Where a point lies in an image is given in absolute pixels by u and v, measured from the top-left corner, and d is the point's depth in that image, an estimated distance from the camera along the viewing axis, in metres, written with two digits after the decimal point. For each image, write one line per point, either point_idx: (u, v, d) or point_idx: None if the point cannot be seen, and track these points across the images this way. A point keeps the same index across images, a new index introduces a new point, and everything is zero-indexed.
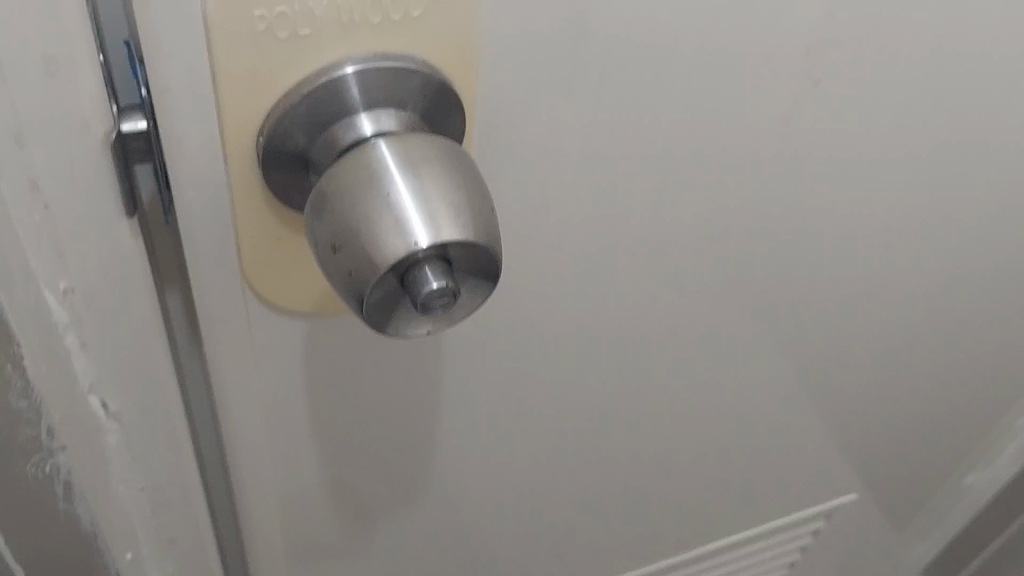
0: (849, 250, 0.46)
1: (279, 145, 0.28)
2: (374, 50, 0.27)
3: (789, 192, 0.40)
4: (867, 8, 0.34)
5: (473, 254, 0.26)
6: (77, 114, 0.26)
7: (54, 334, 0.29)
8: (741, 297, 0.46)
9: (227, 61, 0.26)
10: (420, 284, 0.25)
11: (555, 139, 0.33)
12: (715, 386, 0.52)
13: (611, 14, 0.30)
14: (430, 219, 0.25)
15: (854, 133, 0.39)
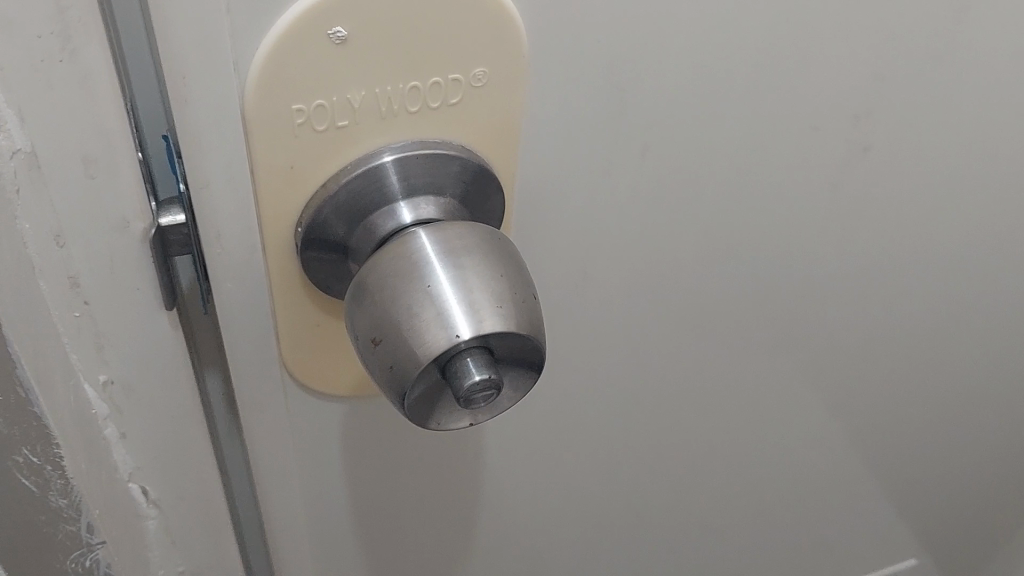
0: (895, 305, 0.45)
1: (317, 235, 0.27)
2: (412, 137, 0.27)
3: (835, 255, 0.40)
4: (912, 70, 0.33)
5: (515, 343, 0.25)
6: (117, 216, 0.25)
7: (93, 423, 0.30)
8: (789, 360, 0.45)
9: (265, 155, 0.25)
10: (462, 376, 0.24)
11: (596, 212, 0.33)
12: (764, 449, 0.51)
13: (653, 90, 0.30)
14: (473, 310, 0.24)
15: (901, 193, 0.39)
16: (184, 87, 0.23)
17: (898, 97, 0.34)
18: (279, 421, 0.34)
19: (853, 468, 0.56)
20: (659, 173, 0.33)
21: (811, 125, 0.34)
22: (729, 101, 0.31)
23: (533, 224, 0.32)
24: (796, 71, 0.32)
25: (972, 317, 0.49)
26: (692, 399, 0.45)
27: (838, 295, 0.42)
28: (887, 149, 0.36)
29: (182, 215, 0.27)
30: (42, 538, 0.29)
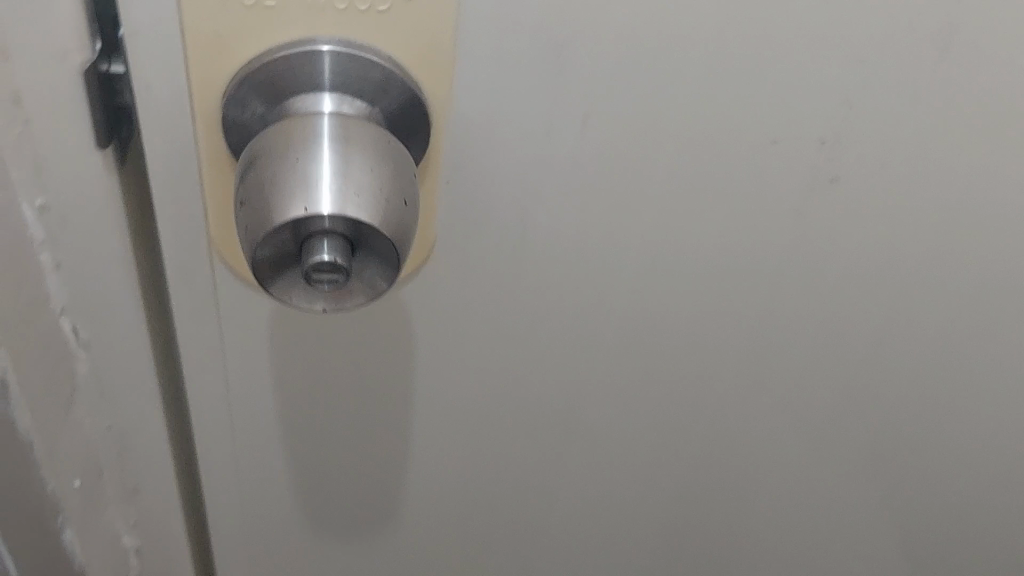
0: (875, 379, 0.43)
1: (238, 112, 0.29)
2: (340, 36, 0.29)
3: (800, 299, 0.39)
4: (886, 113, 0.33)
5: (375, 243, 0.27)
6: (54, 46, 0.28)
7: (26, 239, 0.33)
8: (748, 401, 0.44)
9: (192, 17, 0.28)
10: (313, 253, 0.26)
11: (535, 178, 0.34)
12: (720, 495, 0.49)
13: (593, 58, 0.31)
14: (339, 196, 0.26)
15: (879, 248, 0.37)
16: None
17: (870, 130, 0.33)
18: (203, 290, 0.37)
19: (825, 557, 0.53)
20: (602, 149, 0.33)
21: (769, 135, 0.33)
22: (679, 82, 0.32)
23: (465, 167, 0.33)
24: (750, 77, 0.31)
25: (974, 425, 0.45)
26: (638, 410, 0.44)
27: (807, 345, 0.41)
28: (860, 190, 0.35)
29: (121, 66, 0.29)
30: None
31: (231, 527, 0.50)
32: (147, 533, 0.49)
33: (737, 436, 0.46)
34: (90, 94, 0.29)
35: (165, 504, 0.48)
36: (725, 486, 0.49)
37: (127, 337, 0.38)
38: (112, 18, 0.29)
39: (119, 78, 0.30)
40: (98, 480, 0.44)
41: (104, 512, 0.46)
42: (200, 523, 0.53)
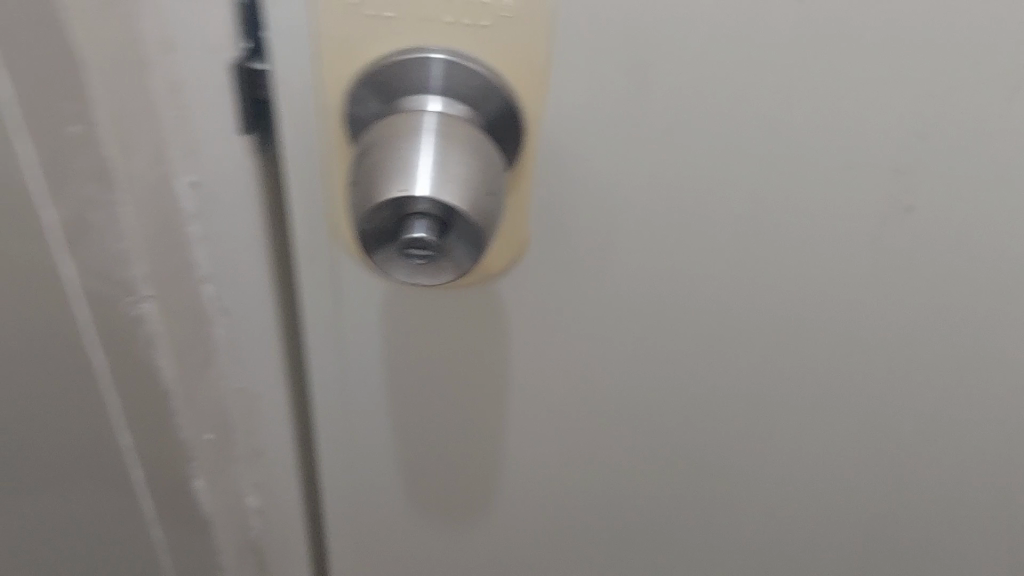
0: (953, 403, 0.44)
1: (358, 108, 0.34)
2: (448, 47, 0.32)
3: (877, 315, 0.40)
4: (958, 138, 0.34)
5: (465, 227, 0.30)
6: (211, 39, 0.34)
7: (178, 211, 0.39)
8: (828, 415, 0.45)
9: (324, 23, 0.32)
10: (411, 229, 0.30)
11: (621, 185, 0.37)
12: (802, 509, 0.51)
13: (673, 75, 0.33)
14: (437, 183, 0.29)
15: (953, 273, 0.38)
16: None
17: (942, 160, 0.35)
18: (323, 273, 0.41)
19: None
20: (683, 161, 0.36)
21: (844, 161, 0.35)
22: (757, 108, 0.34)
23: (557, 173, 0.37)
24: (824, 100, 0.34)
25: None
26: (718, 419, 0.46)
27: (883, 365, 0.43)
28: (935, 213, 0.36)
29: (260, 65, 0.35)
30: (110, 298, 0.39)
31: (340, 502, 0.54)
32: (264, 496, 0.55)
33: (815, 454, 0.47)
34: (235, 85, 0.35)
35: (281, 473, 0.53)
36: (803, 504, 0.50)
37: (258, 307, 0.44)
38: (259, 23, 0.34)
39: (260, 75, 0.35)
40: (225, 439, 0.50)
41: (229, 470, 0.51)
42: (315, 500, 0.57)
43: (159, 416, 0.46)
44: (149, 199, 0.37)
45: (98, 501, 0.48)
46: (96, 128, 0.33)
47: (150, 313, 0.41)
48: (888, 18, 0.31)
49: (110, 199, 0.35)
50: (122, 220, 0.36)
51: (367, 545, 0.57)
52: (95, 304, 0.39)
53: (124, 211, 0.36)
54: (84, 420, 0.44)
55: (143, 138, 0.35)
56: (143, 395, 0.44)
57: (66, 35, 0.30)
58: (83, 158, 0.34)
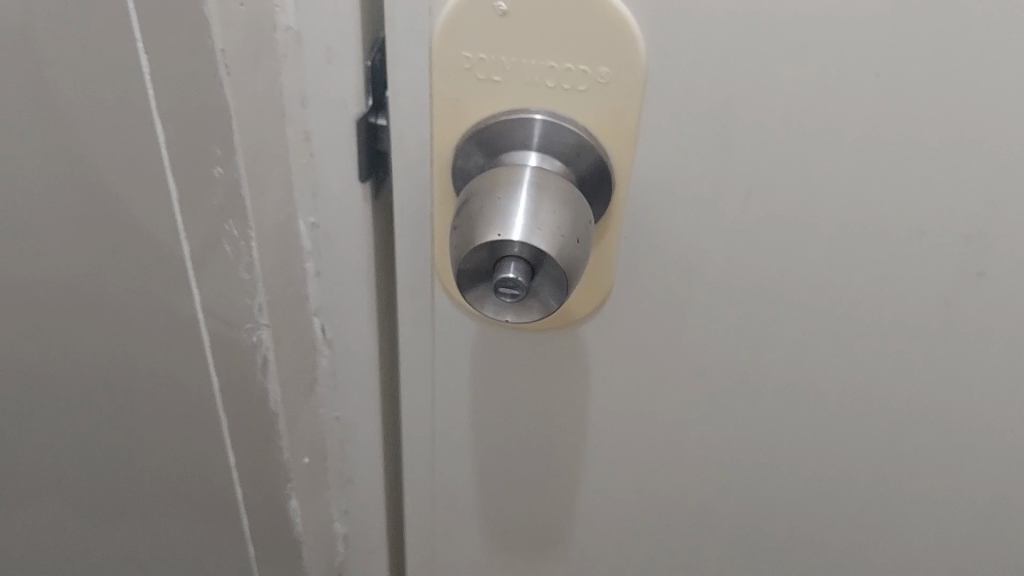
0: (1021, 470, 0.45)
1: (464, 160, 0.38)
2: (548, 108, 0.36)
3: (945, 379, 0.42)
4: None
5: (552, 271, 0.33)
6: (339, 96, 0.38)
7: (298, 251, 0.43)
8: (894, 473, 0.47)
9: (439, 84, 0.36)
10: (502, 270, 0.33)
11: (702, 242, 0.40)
12: (867, 563, 0.52)
13: (753, 144, 0.36)
14: (528, 229, 0.33)
15: (1022, 337, 0.40)
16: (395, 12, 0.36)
17: (1011, 232, 0.37)
18: (423, 307, 0.45)
19: None
20: (761, 222, 0.39)
21: (916, 227, 0.37)
22: (832, 175, 0.37)
23: (642, 226, 0.40)
24: (896, 172, 0.36)
25: None
26: (788, 467, 0.48)
27: (951, 422, 0.44)
28: (1003, 285, 0.38)
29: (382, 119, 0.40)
30: (233, 331, 0.43)
31: (424, 523, 0.58)
32: (354, 512, 0.59)
33: (883, 506, 0.49)
34: (358, 135, 0.39)
35: (371, 494, 0.57)
36: (869, 555, 0.52)
37: (361, 340, 0.48)
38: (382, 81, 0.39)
39: (380, 127, 0.40)
40: (322, 462, 0.54)
41: (322, 492, 0.55)
42: (398, 518, 0.61)
43: (263, 441, 0.49)
44: (273, 242, 0.41)
45: (212, 493, 0.54)
46: (234, 172, 0.37)
47: (266, 340, 0.43)
48: (961, 97, 0.34)
49: (240, 234, 0.39)
50: (249, 255, 0.40)
51: (447, 566, 0.61)
52: (216, 327, 0.44)
53: (251, 258, 0.40)
54: (194, 418, 0.49)
55: (274, 180, 0.39)
56: (252, 418, 0.48)
57: (218, 89, 0.34)
58: (221, 197, 0.38)
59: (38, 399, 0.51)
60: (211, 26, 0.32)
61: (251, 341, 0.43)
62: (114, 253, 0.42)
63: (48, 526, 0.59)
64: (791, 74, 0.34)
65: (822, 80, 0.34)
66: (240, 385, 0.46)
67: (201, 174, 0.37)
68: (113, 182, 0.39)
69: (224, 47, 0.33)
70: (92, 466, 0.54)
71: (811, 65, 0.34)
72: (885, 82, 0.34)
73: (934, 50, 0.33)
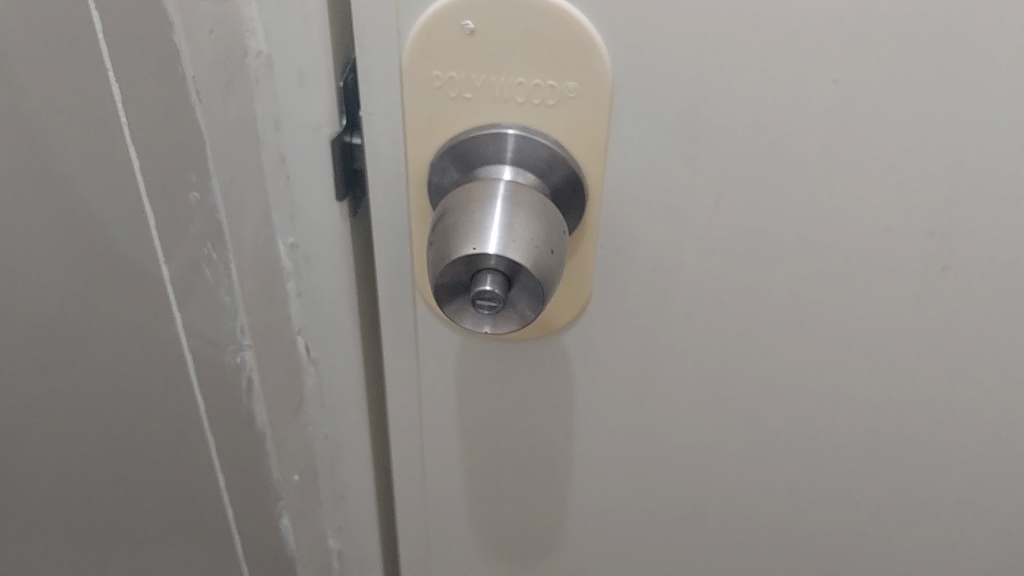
0: (1002, 460, 0.46)
1: (439, 176, 0.38)
2: (520, 123, 0.37)
3: (922, 373, 0.43)
4: (993, 209, 0.37)
5: (528, 283, 0.34)
6: (312, 119, 0.39)
7: (278, 271, 0.44)
8: (878, 467, 0.48)
9: (412, 102, 0.37)
10: (480, 282, 0.33)
11: (676, 248, 0.40)
12: (856, 557, 0.53)
13: (721, 150, 0.37)
14: (504, 241, 0.33)
15: (995, 328, 0.41)
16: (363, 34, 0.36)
17: (979, 225, 0.37)
18: (406, 323, 0.46)
19: None
20: (733, 227, 0.39)
21: (885, 225, 0.38)
22: (799, 177, 0.37)
23: (616, 234, 0.41)
24: (862, 173, 0.37)
25: None
26: (774, 467, 0.49)
27: (931, 416, 0.45)
28: (974, 278, 0.39)
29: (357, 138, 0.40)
30: (216, 356, 0.44)
31: (416, 536, 0.58)
32: (347, 529, 0.59)
33: (869, 501, 0.49)
34: (333, 156, 0.40)
35: (364, 511, 0.57)
36: (857, 548, 0.52)
37: (345, 358, 0.48)
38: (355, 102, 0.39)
39: (355, 147, 0.40)
40: (311, 479, 0.54)
41: (314, 509, 0.56)
42: (392, 533, 0.62)
43: (253, 462, 0.49)
44: (254, 264, 0.41)
45: (201, 516, 0.54)
46: (211, 196, 0.37)
47: (250, 361, 0.44)
48: (918, 97, 0.34)
49: (219, 257, 0.39)
50: (230, 278, 0.40)
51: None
52: (199, 349, 0.44)
53: (232, 283, 0.40)
54: (183, 442, 0.49)
55: (251, 203, 0.40)
56: (239, 440, 0.48)
57: (192, 116, 0.34)
58: (199, 221, 0.38)
59: (27, 431, 0.51)
60: (181, 55, 0.33)
61: (237, 363, 0.44)
62: (96, 281, 0.42)
63: (39, 558, 0.59)
64: (752, 82, 0.35)
65: (783, 87, 0.35)
66: (226, 406, 0.46)
67: (178, 200, 0.38)
68: (94, 213, 0.39)
69: (196, 75, 0.34)
70: (85, 496, 0.54)
71: (772, 71, 0.34)
72: (845, 86, 0.34)
73: (890, 53, 0.33)
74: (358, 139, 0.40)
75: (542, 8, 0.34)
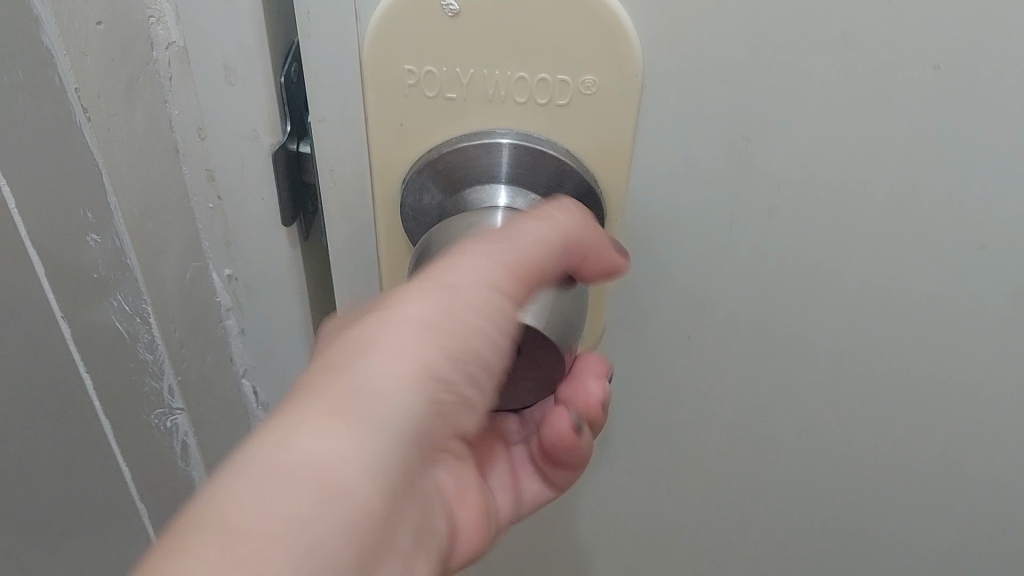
0: None
1: (415, 196, 0.30)
2: (520, 129, 0.28)
3: (1002, 405, 0.36)
4: None
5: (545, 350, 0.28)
6: (248, 127, 0.32)
7: (211, 299, 0.40)
8: (938, 505, 0.41)
9: (378, 106, 0.28)
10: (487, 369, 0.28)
11: (712, 266, 0.33)
12: None
13: (778, 150, 0.29)
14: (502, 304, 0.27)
15: None
16: (306, 20, 0.27)
17: None
18: None
19: None
20: (785, 243, 0.32)
21: (978, 240, 0.30)
22: (875, 184, 0.29)
23: (639, 252, 0.33)
24: (956, 176, 0.29)
25: None
26: (810, 501, 0.42)
27: (1008, 451, 0.38)
28: None
29: (304, 144, 0.33)
30: (136, 394, 0.39)
31: None
32: None
33: (923, 538, 0.43)
34: (276, 168, 0.33)
35: None
36: None
37: None
38: (299, 98, 0.32)
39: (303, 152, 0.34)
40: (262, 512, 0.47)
41: None
42: None
43: (176, 491, 0.44)
44: (175, 292, 0.37)
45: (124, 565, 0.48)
46: (104, 207, 0.32)
47: (178, 403, 0.40)
48: None
49: (123, 297, 0.36)
50: (143, 298, 0.35)
51: None
52: (114, 396, 0.39)
53: (142, 305, 0.36)
54: (110, 517, 0.44)
55: (165, 225, 0.35)
56: (170, 490, 0.43)
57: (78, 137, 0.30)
58: (93, 234, 0.33)
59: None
60: (56, 59, 0.28)
61: (155, 392, 0.39)
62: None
63: None
64: (824, 71, 0.27)
65: (868, 76, 0.27)
66: (151, 460, 0.42)
67: (69, 216, 0.32)
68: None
69: (79, 86, 0.29)
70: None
71: (852, 55, 0.26)
72: (946, 76, 0.27)
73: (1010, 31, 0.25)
74: (304, 147, 0.33)
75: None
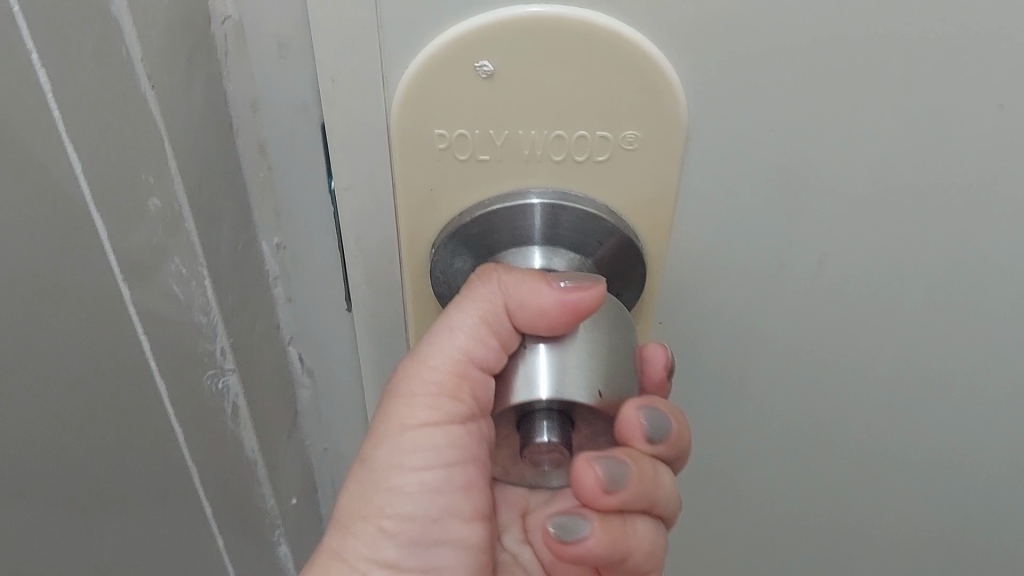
0: None
1: (447, 261, 0.28)
2: (556, 187, 0.27)
3: None
4: None
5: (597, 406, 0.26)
6: (299, 98, 0.33)
7: (264, 278, 0.40)
8: (982, 539, 0.40)
9: (407, 170, 0.27)
10: (535, 433, 0.27)
11: (755, 321, 0.31)
12: None
13: (833, 199, 0.28)
14: (557, 389, 0.26)
15: None
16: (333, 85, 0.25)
17: None
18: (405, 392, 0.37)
19: None
20: (832, 295, 0.30)
21: None
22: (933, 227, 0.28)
23: (675, 312, 0.31)
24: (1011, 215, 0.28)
25: None
26: (853, 548, 0.41)
27: None
28: None
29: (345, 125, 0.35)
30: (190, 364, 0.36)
31: None
32: None
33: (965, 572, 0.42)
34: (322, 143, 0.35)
35: None
36: None
37: None
38: None
39: None
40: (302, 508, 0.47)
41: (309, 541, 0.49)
42: None
43: (235, 475, 0.42)
44: (225, 261, 0.36)
45: None
46: (169, 166, 0.31)
47: (230, 358, 0.38)
48: None
49: (181, 266, 0.33)
50: (201, 258, 0.33)
51: None
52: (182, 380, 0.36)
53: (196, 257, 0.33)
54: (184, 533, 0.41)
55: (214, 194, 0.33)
56: (230, 481, 0.42)
57: (145, 108, 0.29)
58: (157, 197, 0.31)
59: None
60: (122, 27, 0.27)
61: (208, 355, 0.37)
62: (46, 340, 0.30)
63: None
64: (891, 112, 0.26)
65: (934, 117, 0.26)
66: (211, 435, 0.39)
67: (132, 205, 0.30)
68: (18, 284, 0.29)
69: (144, 56, 0.28)
70: None
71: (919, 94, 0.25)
72: (1013, 112, 0.26)
73: None
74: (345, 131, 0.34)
75: (592, 27, 0.24)
